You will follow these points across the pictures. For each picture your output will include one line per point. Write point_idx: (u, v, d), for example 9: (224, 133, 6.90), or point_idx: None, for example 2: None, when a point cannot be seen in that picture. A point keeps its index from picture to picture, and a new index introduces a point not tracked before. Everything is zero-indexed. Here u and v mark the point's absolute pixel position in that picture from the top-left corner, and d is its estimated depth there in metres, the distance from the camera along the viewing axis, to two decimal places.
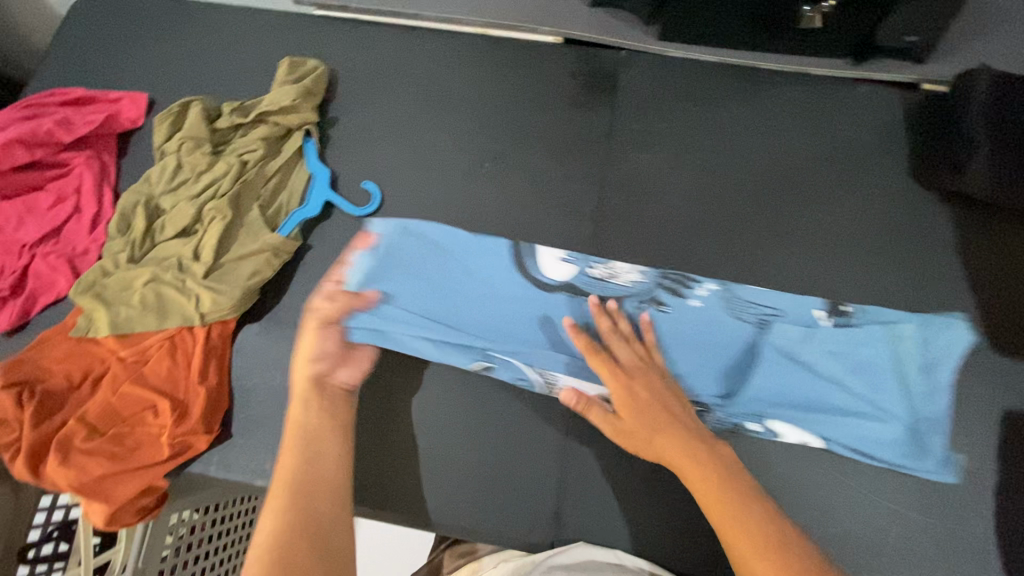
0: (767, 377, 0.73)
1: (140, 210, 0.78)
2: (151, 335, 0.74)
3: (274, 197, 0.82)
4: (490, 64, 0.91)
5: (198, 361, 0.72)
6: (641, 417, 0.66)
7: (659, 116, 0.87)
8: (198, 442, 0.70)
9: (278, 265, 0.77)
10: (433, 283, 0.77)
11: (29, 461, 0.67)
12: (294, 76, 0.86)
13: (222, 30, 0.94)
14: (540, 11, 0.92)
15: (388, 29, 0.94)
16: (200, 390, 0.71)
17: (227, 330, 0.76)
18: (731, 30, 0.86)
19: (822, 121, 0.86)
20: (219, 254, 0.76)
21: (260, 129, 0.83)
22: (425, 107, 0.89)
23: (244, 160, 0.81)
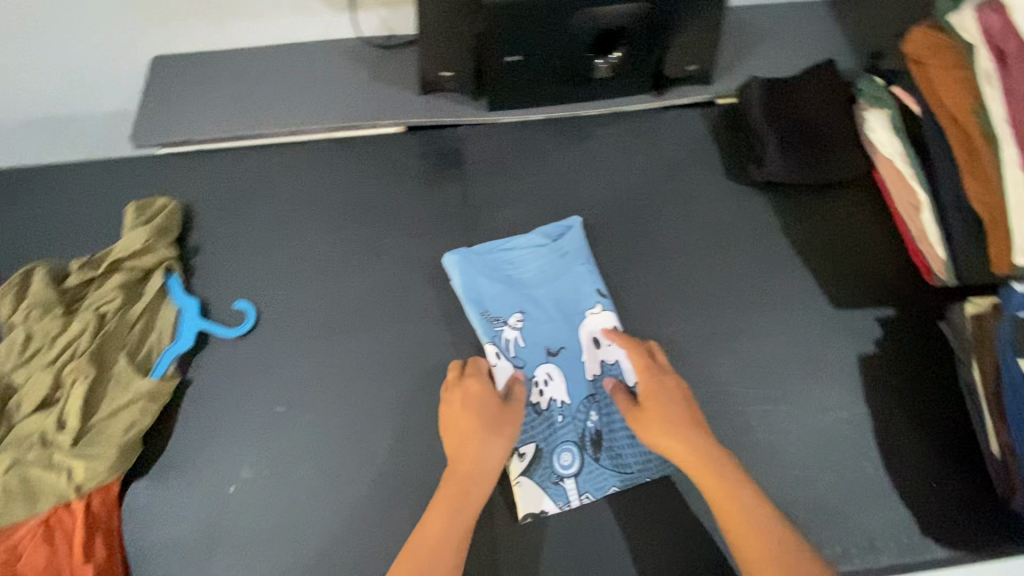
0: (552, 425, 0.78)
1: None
2: (20, 525, 0.67)
3: (142, 341, 0.79)
4: (342, 165, 0.97)
5: (79, 539, 0.67)
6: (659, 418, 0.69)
7: (504, 177, 0.96)
8: None
9: (155, 411, 0.74)
10: (248, 383, 0.79)
11: None
12: (144, 218, 0.86)
13: (64, 190, 0.93)
14: (378, 107, 1.00)
15: (236, 153, 0.98)
16: (87, 570, 0.65)
17: (109, 496, 0.71)
18: (546, 91, 0.97)
19: (643, 149, 0.98)
20: (87, 416, 0.72)
21: (115, 277, 0.81)
22: (286, 217, 0.92)
23: (102, 313, 0.78)
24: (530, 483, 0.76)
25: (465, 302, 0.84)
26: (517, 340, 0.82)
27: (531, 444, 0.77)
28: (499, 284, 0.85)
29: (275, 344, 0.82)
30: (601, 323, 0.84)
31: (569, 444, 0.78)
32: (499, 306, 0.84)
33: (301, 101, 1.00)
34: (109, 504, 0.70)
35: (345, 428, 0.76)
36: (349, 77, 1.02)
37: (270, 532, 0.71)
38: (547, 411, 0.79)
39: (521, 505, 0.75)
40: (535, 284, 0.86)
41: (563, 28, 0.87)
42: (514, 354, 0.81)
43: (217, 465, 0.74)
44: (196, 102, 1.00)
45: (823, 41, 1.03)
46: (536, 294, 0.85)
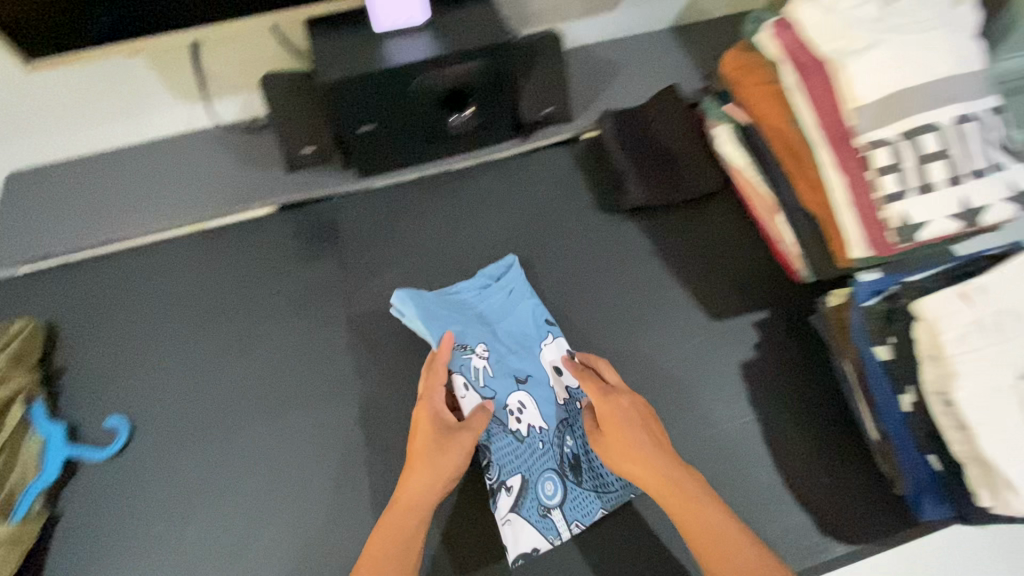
0: (534, 454, 0.77)
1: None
2: None
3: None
4: (215, 257, 0.95)
5: None
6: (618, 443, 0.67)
7: (382, 240, 0.96)
8: None
9: (18, 557, 0.69)
10: (124, 505, 0.75)
11: None
12: None
13: None
14: (246, 193, 0.99)
15: (101, 260, 0.94)
16: None
17: None
18: (413, 152, 0.99)
19: (515, 194, 1.00)
20: None
21: None
22: (159, 318, 0.89)
23: None
24: (519, 519, 0.73)
25: (431, 336, 0.79)
26: (485, 372, 0.81)
27: (517, 477, 0.76)
28: (454, 317, 0.83)
29: (155, 458, 0.78)
30: (556, 349, 0.83)
31: (551, 472, 0.76)
32: (461, 340, 0.82)
33: (166, 198, 0.99)
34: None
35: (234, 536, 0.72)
36: (214, 167, 1.02)
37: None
38: (525, 438, 0.78)
39: (510, 546, 0.72)
40: (491, 317, 0.86)
41: (414, 93, 0.88)
42: (484, 386, 0.80)
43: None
44: (53, 217, 0.97)
45: (668, 70, 1.10)
46: (491, 329, 0.85)
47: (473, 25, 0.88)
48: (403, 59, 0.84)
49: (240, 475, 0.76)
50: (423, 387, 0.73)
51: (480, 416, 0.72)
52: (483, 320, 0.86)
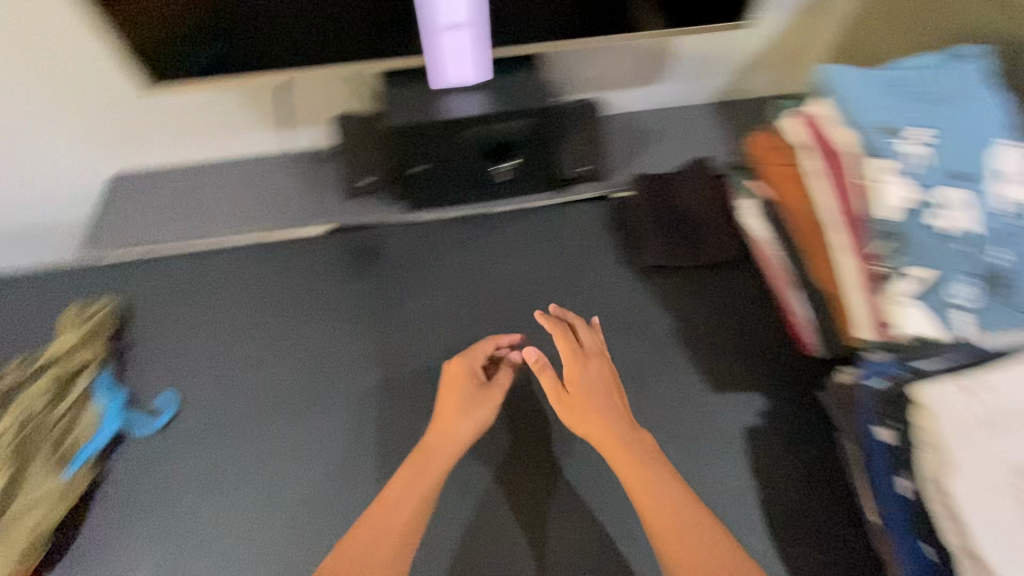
0: (932, 254, 0.67)
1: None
2: None
3: (60, 434, 0.85)
4: (272, 266, 1.05)
5: None
6: (585, 387, 0.82)
7: (421, 267, 1.05)
8: None
9: (65, 506, 0.82)
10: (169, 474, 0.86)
11: None
12: (81, 320, 0.95)
13: (31, 289, 1.04)
14: (309, 214, 1.11)
15: (177, 254, 1.07)
16: None
17: None
18: (458, 191, 1.08)
19: (545, 239, 1.07)
20: (8, 509, 0.79)
21: (44, 375, 0.88)
22: (216, 312, 1.00)
23: (27, 414, 0.85)
24: (913, 308, 0.69)
25: (854, 119, 0.71)
26: (918, 158, 0.68)
27: (921, 270, 0.68)
28: (896, 96, 0.71)
29: (193, 441, 0.88)
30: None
31: (974, 279, 0.67)
32: (900, 119, 0.70)
33: (236, 211, 1.12)
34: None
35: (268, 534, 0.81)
36: (282, 187, 1.16)
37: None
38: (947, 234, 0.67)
39: (895, 327, 0.70)
40: (944, 92, 0.71)
41: (460, 141, 0.99)
42: (913, 172, 0.68)
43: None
44: (141, 209, 1.12)
45: (700, 144, 1.18)
46: (950, 103, 0.70)
47: (520, 86, 0.99)
48: (452, 112, 0.95)
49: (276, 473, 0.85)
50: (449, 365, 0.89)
51: (505, 372, 0.88)
52: (944, 90, 0.71)
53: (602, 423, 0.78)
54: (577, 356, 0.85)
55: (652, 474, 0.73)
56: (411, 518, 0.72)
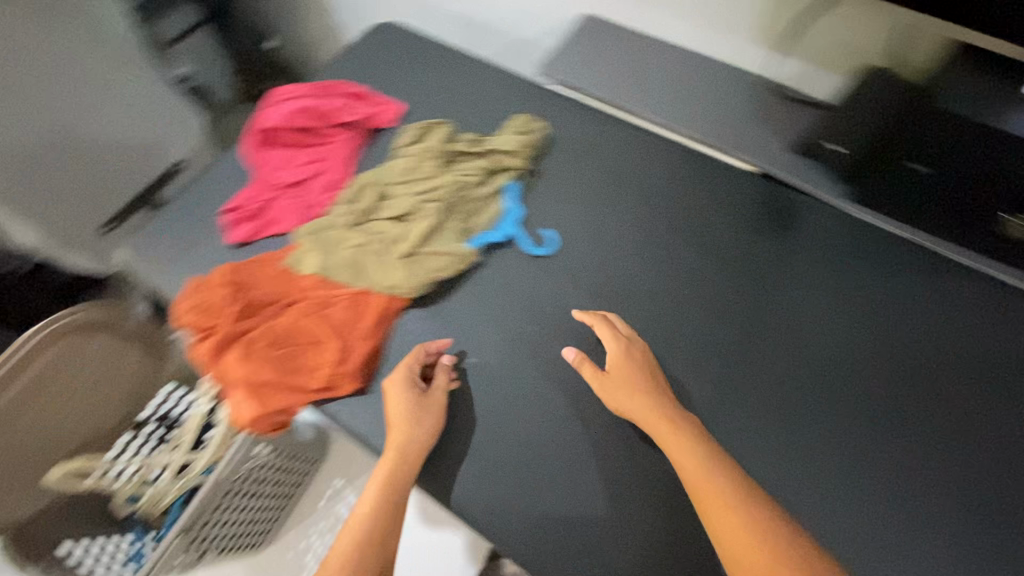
0: None
1: (367, 183, 0.98)
2: (341, 289, 0.88)
3: (467, 214, 0.96)
4: (683, 175, 1.01)
5: (370, 324, 0.85)
6: (610, 389, 0.79)
7: (832, 264, 0.92)
8: (340, 387, 0.82)
9: (456, 268, 0.91)
10: (519, 296, 0.91)
11: (218, 346, 0.84)
12: (524, 131, 1.04)
13: (484, 81, 1.16)
14: (743, 140, 1.00)
15: (608, 117, 1.08)
16: (362, 348, 0.84)
17: (395, 307, 0.88)
18: (927, 213, 0.89)
19: (1003, 323, 0.85)
20: (419, 244, 0.91)
21: (484, 160, 1.00)
22: (615, 188, 1.01)
23: (462, 181, 0.97)
24: None
25: None
26: None
27: None
28: None
29: (551, 283, 0.92)
30: None
31: None
32: None
33: (682, 98, 1.05)
34: (395, 306, 0.88)
35: (589, 407, 0.82)
36: (730, 99, 1.03)
37: (506, 469, 0.79)
38: None
39: None
40: None
41: (994, 165, 0.77)
42: None
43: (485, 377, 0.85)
44: (590, 59, 1.11)
45: None
46: None
47: None
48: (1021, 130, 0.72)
49: (612, 359, 0.85)
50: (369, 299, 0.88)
51: (580, 363, 0.81)
52: None
53: (678, 441, 0.71)
54: (621, 351, 0.81)
55: (734, 525, 0.62)
56: (374, 517, 0.73)
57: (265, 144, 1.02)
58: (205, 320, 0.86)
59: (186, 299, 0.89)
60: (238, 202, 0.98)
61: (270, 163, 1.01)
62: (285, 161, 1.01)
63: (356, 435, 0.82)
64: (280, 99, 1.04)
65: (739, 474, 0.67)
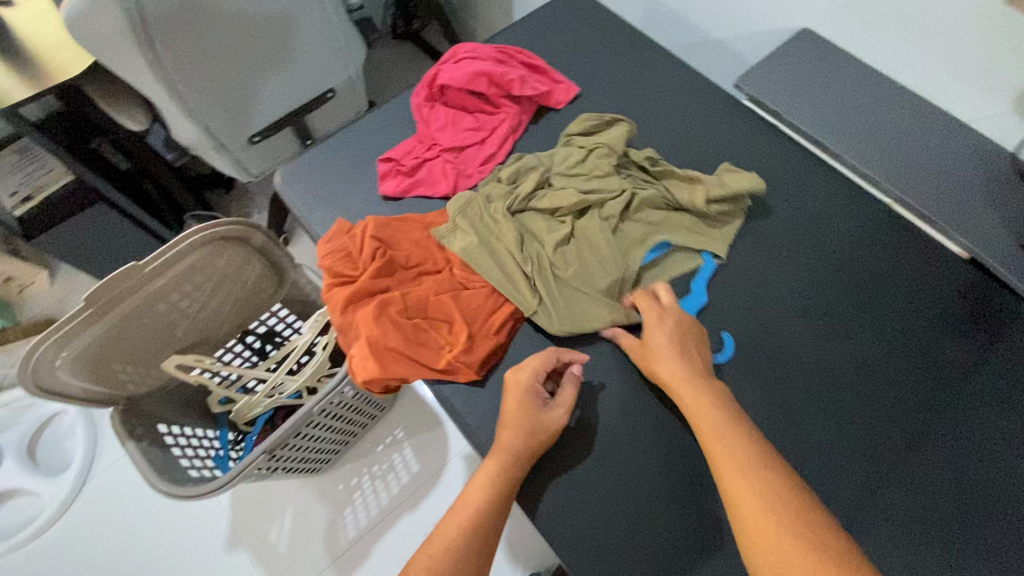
0: None
1: (526, 171, 0.93)
2: (483, 273, 0.86)
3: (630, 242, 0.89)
4: (872, 240, 0.90)
5: (504, 317, 0.83)
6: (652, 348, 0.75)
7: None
8: (462, 373, 0.80)
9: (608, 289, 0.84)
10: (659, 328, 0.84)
11: (353, 296, 0.83)
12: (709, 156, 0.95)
13: (668, 80, 1.07)
14: (960, 216, 0.86)
15: (799, 151, 0.98)
16: (492, 340, 0.81)
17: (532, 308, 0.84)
18: None
19: None
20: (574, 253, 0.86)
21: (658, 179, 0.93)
22: (791, 234, 0.91)
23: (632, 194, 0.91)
24: None
25: None
26: None
27: None
28: None
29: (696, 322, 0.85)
30: None
31: None
32: None
33: (895, 152, 0.92)
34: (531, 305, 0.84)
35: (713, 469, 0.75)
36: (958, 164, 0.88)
37: (617, 512, 0.73)
38: None
39: None
40: None
41: None
42: None
43: (610, 405, 0.80)
44: (793, 84, 0.98)
45: None
46: None
47: None
48: None
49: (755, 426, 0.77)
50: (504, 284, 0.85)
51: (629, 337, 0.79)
52: None
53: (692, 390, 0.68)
54: (658, 312, 0.77)
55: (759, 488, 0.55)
56: (478, 513, 0.67)
57: (431, 98, 0.99)
58: (345, 267, 0.85)
59: (327, 242, 0.88)
60: (393, 153, 0.96)
61: (432, 119, 0.98)
62: (449, 120, 0.97)
63: (466, 427, 0.80)
64: (457, 55, 1.00)
65: (769, 448, 0.60)
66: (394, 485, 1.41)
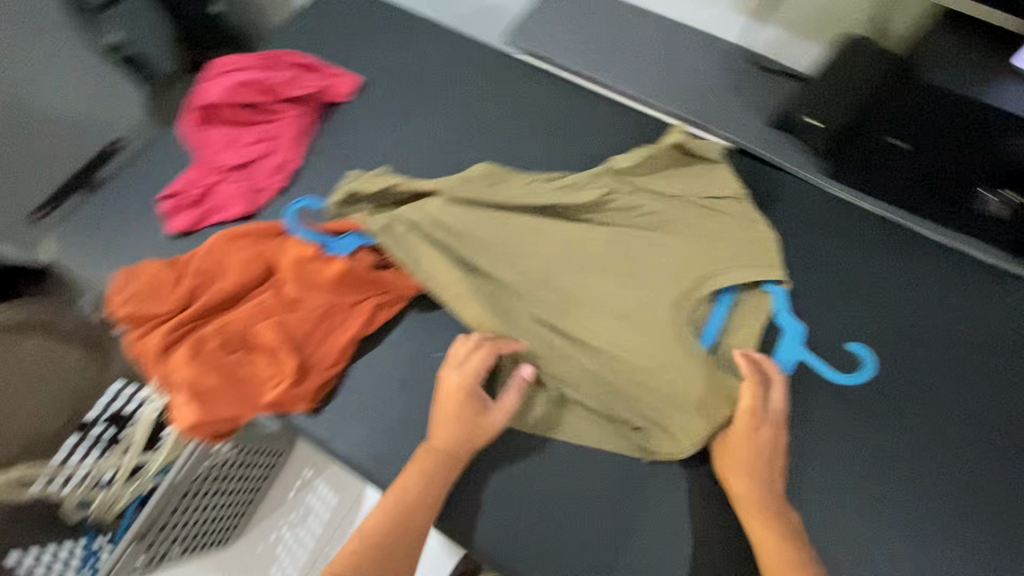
0: None
1: (411, 238, 0.83)
2: (315, 295, 0.82)
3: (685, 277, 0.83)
4: (659, 149, 0.94)
5: (336, 342, 0.81)
6: (745, 429, 0.72)
7: (808, 243, 0.87)
8: (292, 406, 0.78)
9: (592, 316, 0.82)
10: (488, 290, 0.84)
11: (165, 343, 0.79)
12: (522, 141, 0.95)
13: (449, 44, 1.06)
14: (718, 116, 0.96)
15: (578, 85, 1.00)
16: (321, 367, 0.80)
17: (370, 321, 0.83)
18: (902, 191, 0.87)
19: (981, 302, 0.82)
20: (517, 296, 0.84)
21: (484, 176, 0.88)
22: (586, 162, 0.93)
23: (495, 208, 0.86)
24: None
25: None
26: None
27: None
28: None
29: None
30: None
31: None
32: None
33: (658, 73, 1.00)
34: (371, 322, 0.83)
35: (562, 401, 0.79)
36: (706, 75, 1.00)
37: (484, 471, 0.76)
38: None
39: None
40: None
41: (973, 138, 0.75)
42: None
43: None
44: (563, 30, 1.05)
45: None
46: None
47: None
48: (1000, 103, 0.71)
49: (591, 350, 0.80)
50: (344, 309, 0.82)
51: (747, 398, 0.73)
52: None
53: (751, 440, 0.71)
54: (754, 419, 0.72)
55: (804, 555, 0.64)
56: (391, 530, 0.68)
57: (202, 121, 0.93)
58: (154, 310, 0.81)
59: (130, 286, 0.83)
60: (175, 187, 0.91)
61: (209, 141, 0.93)
62: (226, 139, 0.93)
63: (327, 441, 0.80)
64: (215, 70, 0.95)
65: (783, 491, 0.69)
66: (309, 535, 1.24)
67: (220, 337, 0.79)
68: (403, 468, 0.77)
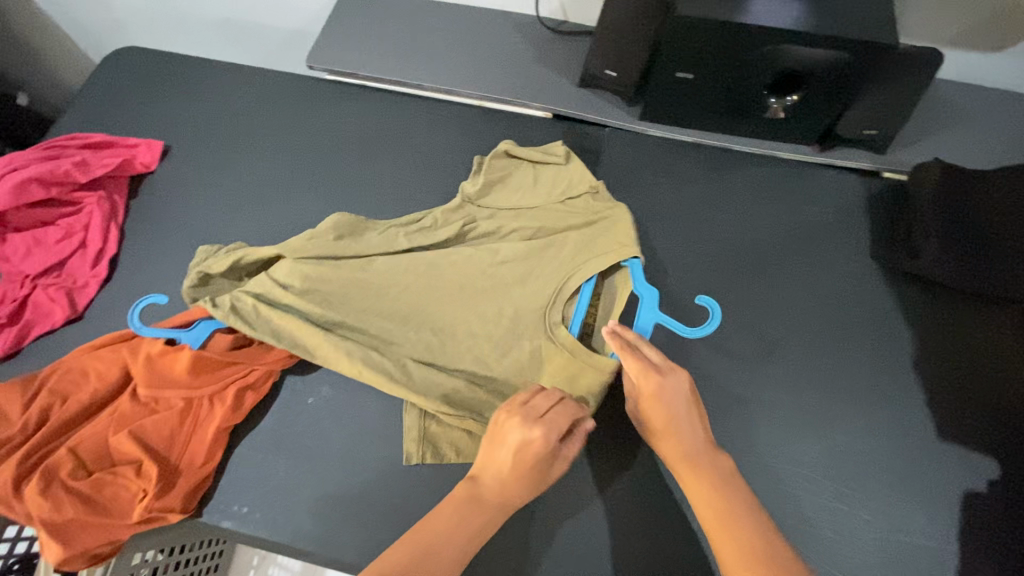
0: None
1: (263, 314, 0.78)
2: (172, 390, 0.75)
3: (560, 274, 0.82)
4: (480, 137, 0.97)
5: (205, 435, 0.74)
6: (652, 390, 0.65)
7: (636, 187, 0.93)
8: (167, 518, 0.70)
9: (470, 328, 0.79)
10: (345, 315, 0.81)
11: (15, 478, 0.70)
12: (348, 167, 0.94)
13: (253, 88, 1.05)
14: (527, 87, 0.98)
15: (390, 96, 1.01)
16: (193, 466, 0.72)
17: (240, 405, 0.76)
18: (708, 117, 0.92)
19: (790, 198, 0.92)
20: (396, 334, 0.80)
21: (336, 232, 0.83)
22: (415, 168, 0.95)
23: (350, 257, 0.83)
24: None
25: None
26: None
27: None
28: None
29: None
30: None
31: None
32: None
33: (460, 60, 1.01)
34: (240, 409, 0.76)
35: None
36: (506, 51, 1.01)
37: (378, 503, 0.73)
38: None
39: None
40: None
41: (748, 59, 0.81)
42: None
43: (333, 408, 0.78)
44: (355, 42, 1.03)
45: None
46: None
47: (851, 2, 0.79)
48: (758, 21, 0.76)
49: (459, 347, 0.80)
50: (210, 401, 0.75)
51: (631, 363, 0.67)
52: None
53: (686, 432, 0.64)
54: (644, 377, 0.66)
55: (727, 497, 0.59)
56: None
57: None
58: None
59: None
60: None
61: (10, 252, 0.86)
62: (29, 244, 0.87)
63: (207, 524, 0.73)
64: None
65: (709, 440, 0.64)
66: None
67: (76, 459, 0.72)
68: (294, 525, 0.72)
